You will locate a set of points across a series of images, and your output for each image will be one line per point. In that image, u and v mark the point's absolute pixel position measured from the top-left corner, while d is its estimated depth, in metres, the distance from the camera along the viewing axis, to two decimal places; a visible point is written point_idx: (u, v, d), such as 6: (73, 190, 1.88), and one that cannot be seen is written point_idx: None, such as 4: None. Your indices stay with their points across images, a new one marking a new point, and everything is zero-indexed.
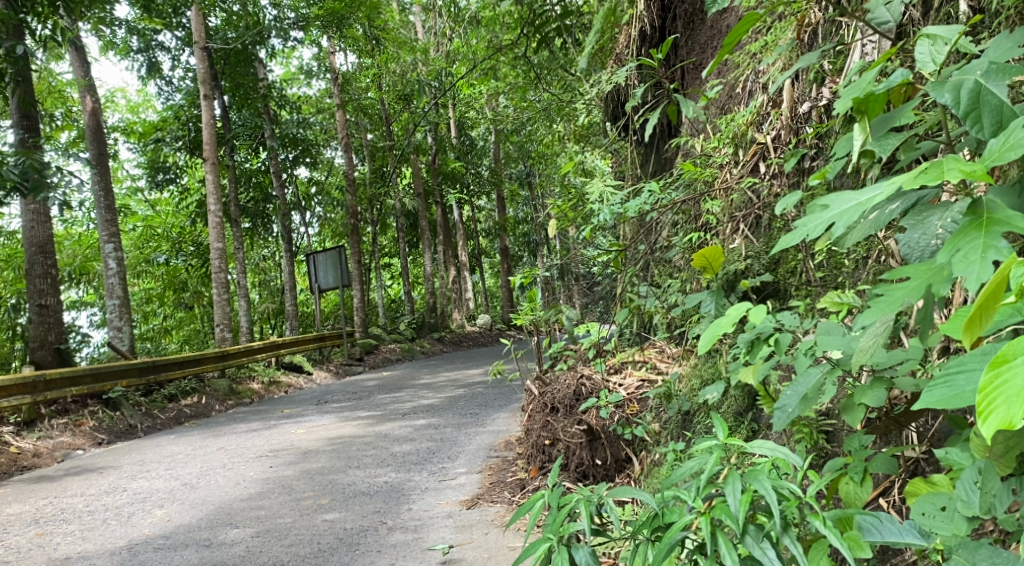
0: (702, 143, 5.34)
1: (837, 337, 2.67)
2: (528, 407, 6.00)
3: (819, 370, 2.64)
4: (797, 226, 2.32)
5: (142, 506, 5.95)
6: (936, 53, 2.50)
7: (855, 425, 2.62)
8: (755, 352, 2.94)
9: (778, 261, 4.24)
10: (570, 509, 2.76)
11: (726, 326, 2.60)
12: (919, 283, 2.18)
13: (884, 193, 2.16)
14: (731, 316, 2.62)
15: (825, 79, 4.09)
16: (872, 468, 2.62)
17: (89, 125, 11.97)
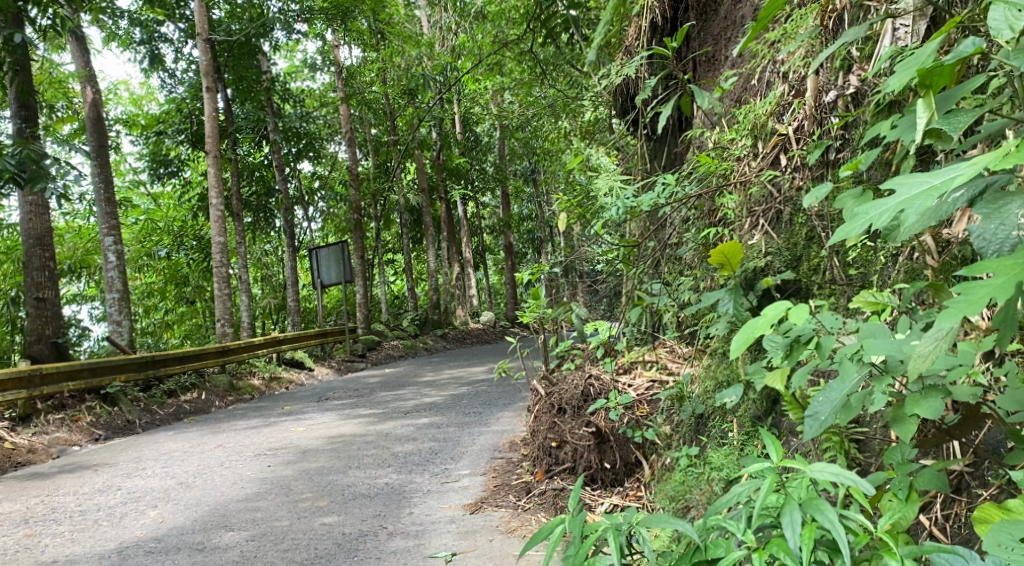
0: (716, 136, 5.14)
1: (885, 341, 2.53)
2: (534, 407, 5.78)
3: (858, 374, 2.51)
4: (858, 214, 2.25)
5: (135, 506, 5.77)
6: (1014, 20, 2.28)
7: (907, 437, 2.48)
8: (793, 355, 2.79)
9: (801, 257, 4.04)
10: (597, 541, 2.64)
11: (767, 326, 2.48)
12: (1005, 280, 2.00)
13: (957, 177, 2.10)
14: (770, 316, 2.50)
15: (852, 67, 3.94)
16: (918, 485, 2.53)
17: (90, 116, 11.77)
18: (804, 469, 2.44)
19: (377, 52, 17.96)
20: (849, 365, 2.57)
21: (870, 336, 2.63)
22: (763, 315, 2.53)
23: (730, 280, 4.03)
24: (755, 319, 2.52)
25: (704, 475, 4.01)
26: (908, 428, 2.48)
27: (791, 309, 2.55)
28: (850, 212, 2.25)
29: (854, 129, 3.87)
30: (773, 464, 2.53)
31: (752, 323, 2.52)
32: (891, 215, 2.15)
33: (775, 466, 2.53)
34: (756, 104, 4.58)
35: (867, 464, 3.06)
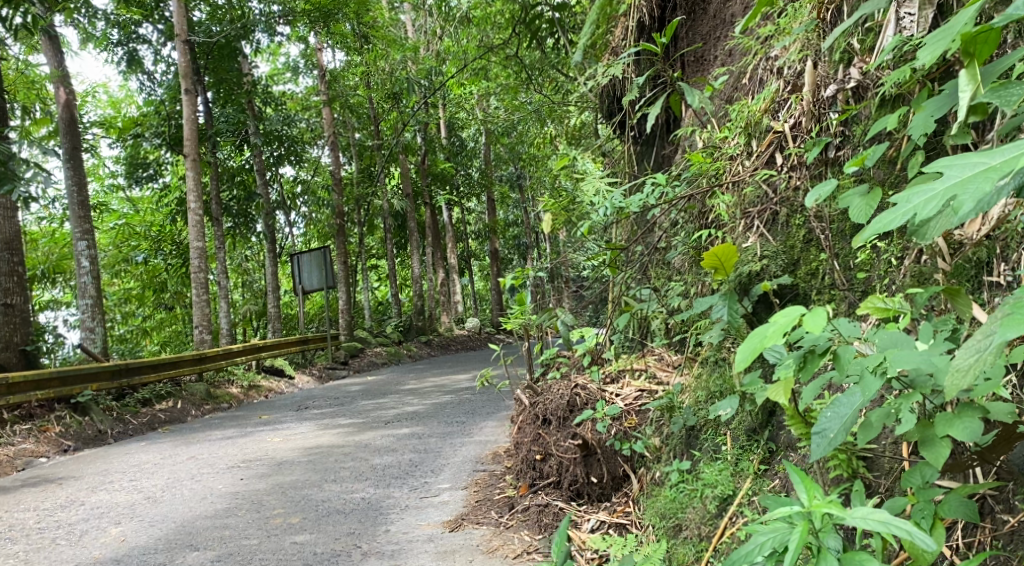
0: (707, 135, 4.91)
1: (911, 351, 2.38)
2: (517, 418, 5.54)
3: (880, 379, 2.36)
4: (899, 201, 2.10)
5: (97, 523, 5.48)
6: None
7: (940, 460, 2.38)
8: (805, 366, 2.56)
9: (798, 261, 3.82)
10: None
11: (779, 332, 2.28)
12: None
13: (1017, 157, 1.93)
14: (782, 322, 2.30)
15: (853, 59, 3.70)
16: (943, 513, 2.46)
17: (63, 117, 11.39)
18: (841, 514, 2.22)
19: (362, 56, 17.67)
20: (872, 378, 2.38)
21: (893, 345, 2.46)
22: (774, 320, 2.33)
23: (724, 285, 3.93)
24: (766, 327, 2.33)
25: (696, 492, 3.77)
26: (938, 452, 2.39)
27: (807, 315, 2.34)
28: (893, 198, 2.09)
29: (854, 125, 3.64)
30: (803, 508, 2.31)
31: (762, 329, 2.33)
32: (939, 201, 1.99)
33: (805, 508, 2.32)
34: (750, 102, 4.35)
35: (876, 484, 2.89)
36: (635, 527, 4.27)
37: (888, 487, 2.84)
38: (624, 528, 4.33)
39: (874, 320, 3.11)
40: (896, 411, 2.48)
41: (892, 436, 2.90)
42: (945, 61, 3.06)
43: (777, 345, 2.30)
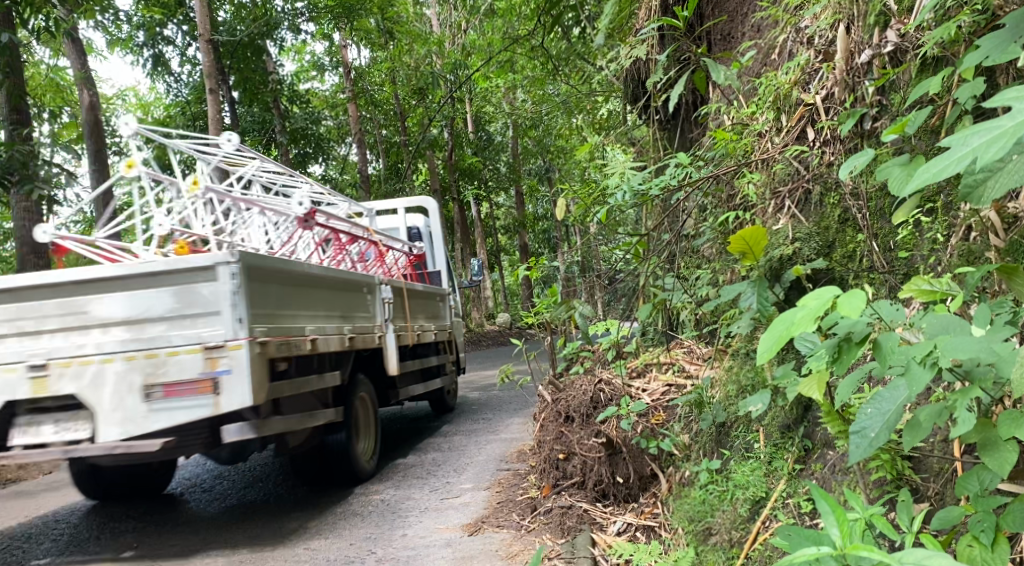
0: (735, 112, 4.61)
1: (966, 337, 2.10)
2: (540, 415, 5.33)
3: (927, 371, 2.10)
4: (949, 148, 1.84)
5: (113, 529, 5.34)
6: None
7: (1002, 469, 2.12)
8: (841, 357, 2.29)
9: (833, 244, 3.53)
10: None
11: (811, 319, 2.05)
12: None
13: None
14: (813, 309, 2.06)
15: (890, 20, 3.35)
16: (1007, 526, 2.18)
17: (87, 119, 10.72)
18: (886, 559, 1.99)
19: (386, 51, 17.38)
20: (919, 370, 2.12)
21: (945, 332, 2.18)
22: (802, 306, 2.10)
23: (753, 271, 3.60)
24: (794, 313, 2.10)
25: (727, 495, 3.51)
26: (1003, 457, 2.14)
27: (841, 300, 2.09)
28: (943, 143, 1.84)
29: (893, 92, 3.36)
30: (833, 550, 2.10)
31: (788, 314, 2.10)
32: (1013, 139, 1.76)
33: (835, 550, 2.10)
34: (779, 74, 4.06)
35: (924, 488, 2.65)
36: (662, 530, 4.03)
37: (938, 492, 2.60)
38: (651, 531, 4.10)
39: (920, 305, 2.84)
40: (949, 409, 2.20)
41: (942, 434, 2.65)
42: (992, 16, 2.75)
43: (805, 331, 2.06)
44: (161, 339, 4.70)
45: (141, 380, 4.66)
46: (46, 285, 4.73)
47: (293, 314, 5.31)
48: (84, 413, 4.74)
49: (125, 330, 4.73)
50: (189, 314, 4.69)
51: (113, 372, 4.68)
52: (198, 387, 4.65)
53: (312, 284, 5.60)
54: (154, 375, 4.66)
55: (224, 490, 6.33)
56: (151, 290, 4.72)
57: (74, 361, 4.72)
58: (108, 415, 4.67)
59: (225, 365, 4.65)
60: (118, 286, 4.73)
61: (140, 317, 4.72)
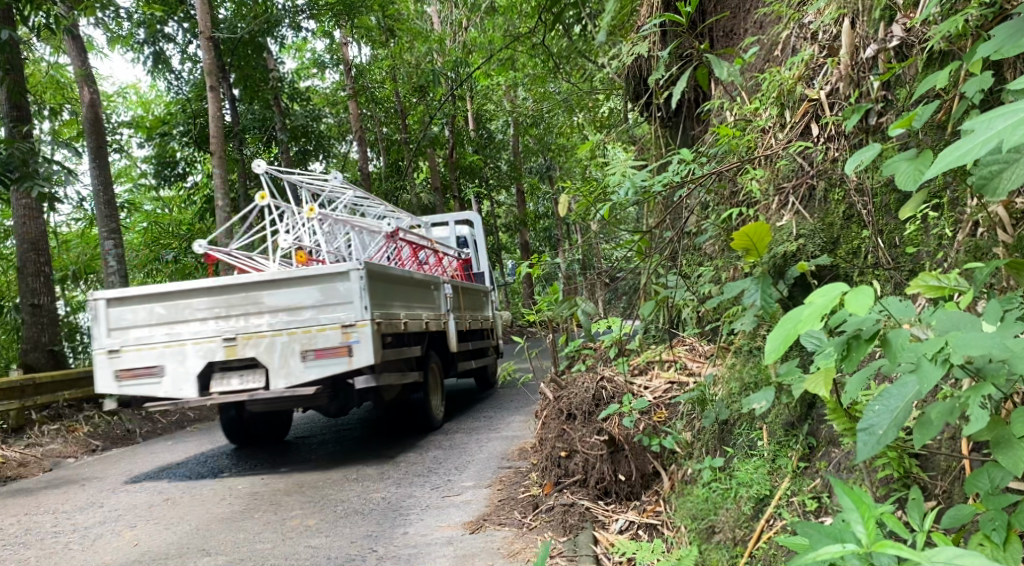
0: (738, 108, 4.58)
1: (978, 333, 2.09)
2: (542, 413, 5.31)
3: (939, 368, 2.08)
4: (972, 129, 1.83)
5: (112, 526, 5.32)
6: None
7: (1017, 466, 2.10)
8: (849, 354, 2.26)
9: (838, 241, 3.51)
10: None
11: (819, 317, 2.00)
12: None
13: None
14: (819, 305, 2.01)
15: (895, 14, 3.35)
16: (1019, 524, 2.16)
17: (88, 116, 10.65)
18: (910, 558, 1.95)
19: (387, 49, 17.34)
20: (930, 367, 2.10)
21: (955, 328, 2.17)
22: (808, 303, 2.05)
23: (757, 267, 3.57)
24: (800, 310, 2.04)
25: (730, 492, 3.48)
26: (1017, 455, 2.12)
27: (848, 295, 2.04)
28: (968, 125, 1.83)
29: (898, 88, 3.34)
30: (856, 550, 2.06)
31: (793, 312, 2.06)
32: None
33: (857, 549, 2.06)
34: (783, 69, 4.04)
35: (931, 486, 2.63)
36: (665, 528, 4.01)
37: (946, 490, 2.58)
38: (653, 529, 4.08)
39: (925, 302, 2.82)
40: (961, 407, 2.18)
41: (949, 431, 2.63)
42: (1000, 9, 2.72)
43: (813, 329, 2.02)
44: (312, 319, 6.36)
45: (300, 349, 6.33)
46: (234, 282, 6.40)
47: (393, 305, 6.95)
48: (260, 370, 6.43)
49: (288, 314, 6.39)
50: (332, 303, 6.36)
51: (281, 343, 6.37)
52: (338, 353, 6.29)
53: (403, 282, 7.18)
54: (307, 344, 6.34)
55: (316, 442, 7.85)
56: (306, 285, 6.39)
57: (254, 335, 6.39)
58: (278, 373, 6.35)
59: (356, 337, 6.29)
60: (283, 282, 6.41)
61: (299, 304, 6.39)
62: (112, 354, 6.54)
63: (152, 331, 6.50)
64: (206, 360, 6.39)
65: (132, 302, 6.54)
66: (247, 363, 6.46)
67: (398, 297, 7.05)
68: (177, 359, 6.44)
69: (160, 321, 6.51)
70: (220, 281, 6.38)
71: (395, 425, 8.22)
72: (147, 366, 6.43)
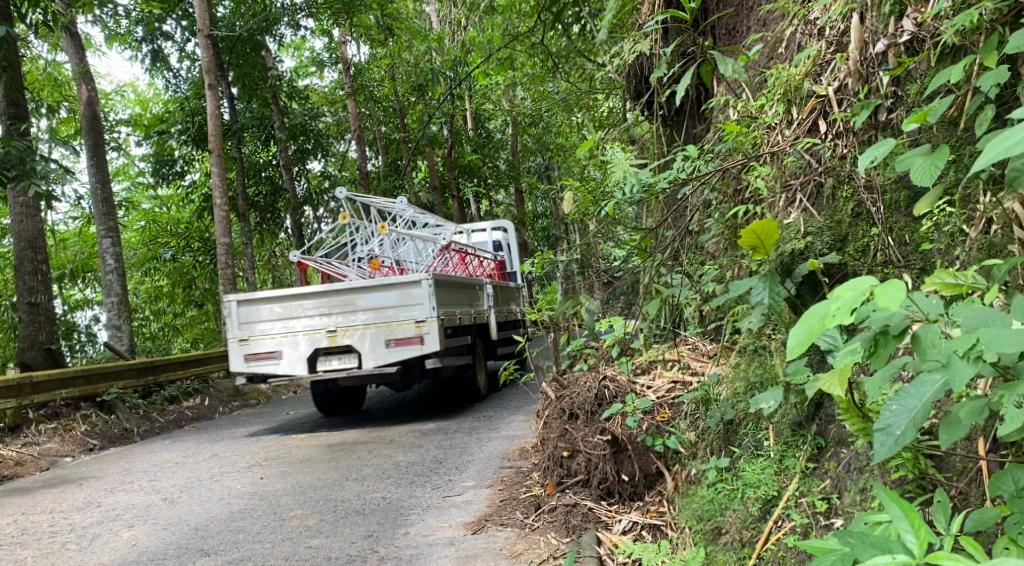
0: (743, 106, 4.53)
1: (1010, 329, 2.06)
2: (544, 412, 5.26)
3: (973, 364, 2.05)
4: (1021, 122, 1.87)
5: (110, 526, 5.27)
6: None
7: None
8: (878, 350, 2.23)
9: (846, 238, 3.46)
10: None
11: (849, 310, 1.95)
12: None
13: None
14: (848, 298, 1.97)
15: (905, 9, 3.32)
16: None
17: (85, 114, 10.57)
18: None
19: (386, 47, 17.27)
20: (963, 365, 2.06)
21: (985, 324, 2.13)
22: (835, 297, 2.01)
23: (764, 265, 3.52)
24: (828, 304, 2.00)
25: (736, 493, 3.44)
26: None
27: (878, 288, 2.00)
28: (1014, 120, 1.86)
29: (908, 83, 3.31)
30: None
31: (820, 306, 2.01)
32: None
33: None
34: (789, 65, 3.99)
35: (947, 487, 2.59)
36: (669, 529, 3.97)
37: (962, 491, 2.54)
38: (657, 530, 4.04)
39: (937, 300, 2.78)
40: (992, 405, 2.15)
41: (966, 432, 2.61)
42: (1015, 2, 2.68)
43: (841, 323, 1.97)
44: (394, 316, 7.98)
45: (384, 338, 7.94)
46: (334, 287, 7.97)
47: (450, 304, 8.47)
48: (354, 354, 8.03)
49: (377, 313, 8.00)
50: (408, 304, 7.95)
51: (370, 334, 7.98)
52: (414, 341, 7.90)
53: (456, 285, 8.69)
54: (390, 334, 7.94)
55: (377, 413, 9.26)
56: (389, 290, 7.98)
57: (350, 327, 8.01)
58: (368, 357, 7.98)
59: (427, 329, 7.88)
60: (372, 288, 7.98)
61: (385, 304, 7.98)
62: (240, 343, 8.20)
63: (268, 325, 8.12)
64: (313, 347, 8.01)
65: (252, 303, 8.17)
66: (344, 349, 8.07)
67: (453, 297, 8.50)
68: (291, 346, 8.07)
69: (274, 317, 8.13)
70: (324, 287, 7.97)
71: (441, 399, 9.63)
72: (269, 350, 8.08)
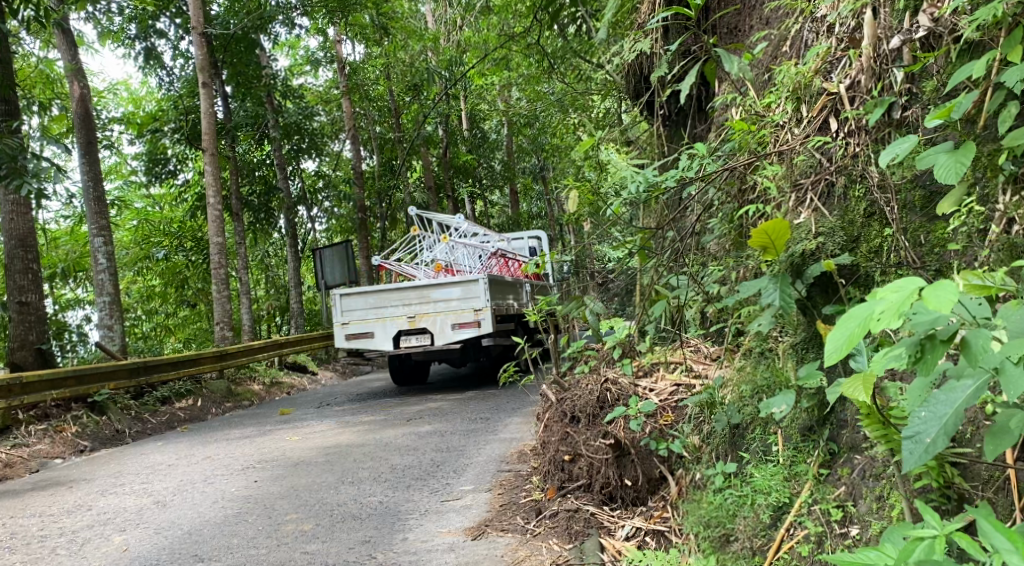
0: (749, 104, 4.44)
1: None
2: (545, 415, 5.17)
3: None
4: None
5: (101, 530, 5.16)
6: None
7: None
8: (923, 357, 2.18)
9: (858, 238, 3.38)
10: None
11: (896, 314, 2.06)
12: None
13: None
14: (895, 302, 2.07)
15: (921, 5, 3.30)
16: None
17: (77, 112, 10.43)
18: None
19: (381, 47, 17.10)
20: (1018, 373, 2.09)
21: None
22: (881, 299, 2.11)
23: (775, 266, 3.45)
24: (876, 306, 2.11)
25: (746, 499, 3.36)
26: None
27: (926, 291, 2.08)
28: None
29: (924, 80, 3.27)
30: None
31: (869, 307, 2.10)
32: None
33: None
34: (798, 63, 3.92)
35: (973, 495, 2.59)
36: (673, 535, 3.90)
37: (990, 500, 2.55)
38: (661, 536, 3.97)
39: None
40: None
41: None
42: None
43: (887, 325, 2.07)
44: (459, 305, 9.90)
45: (451, 322, 9.89)
46: (412, 284, 9.91)
47: (500, 297, 10.36)
48: (427, 334, 10.00)
49: (446, 302, 9.94)
50: (470, 295, 9.86)
51: (441, 319, 9.95)
52: (474, 324, 9.83)
53: (504, 280, 10.49)
54: (455, 319, 9.90)
55: (436, 387, 11.20)
56: (454, 284, 9.88)
57: (424, 313, 9.97)
58: (439, 336, 9.95)
59: (484, 316, 9.78)
60: (441, 283, 9.89)
61: (451, 296, 9.91)
62: (340, 326, 10.22)
63: (360, 311, 10.10)
64: (398, 329, 10.01)
65: (348, 295, 10.18)
66: (420, 330, 10.05)
67: (502, 291, 10.37)
68: (380, 328, 10.08)
69: (364, 306, 10.13)
70: (403, 284, 9.88)
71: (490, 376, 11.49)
72: (363, 332, 10.08)
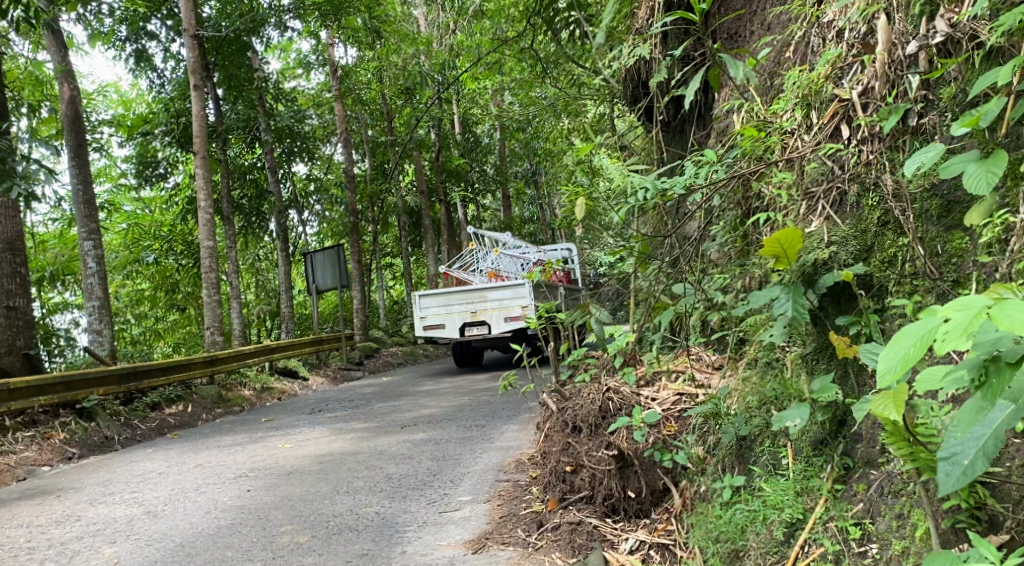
0: (754, 108, 4.37)
1: None
2: (544, 425, 5.07)
3: None
4: None
5: (91, 541, 5.04)
6: None
7: None
8: (987, 380, 2.30)
9: (872, 247, 3.33)
10: None
11: (964, 333, 2.07)
12: None
13: None
14: (961, 321, 2.10)
15: (938, 11, 3.27)
16: None
17: (67, 113, 10.27)
18: None
19: (373, 50, 16.92)
20: None
21: None
22: (946, 317, 2.13)
23: (786, 275, 3.40)
24: (943, 324, 2.13)
25: (756, 514, 3.27)
26: None
27: (995, 307, 2.11)
28: None
29: (941, 87, 3.24)
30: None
31: (933, 326, 2.13)
32: None
33: None
34: (808, 67, 3.85)
35: (1003, 516, 2.58)
36: (677, 549, 3.83)
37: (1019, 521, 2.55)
38: (666, 550, 3.90)
39: None
40: None
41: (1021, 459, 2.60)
42: None
43: (953, 346, 2.09)
44: (514, 302, 11.67)
45: (505, 316, 11.66)
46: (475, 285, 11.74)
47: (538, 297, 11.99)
48: (486, 326, 11.80)
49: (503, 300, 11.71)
50: (522, 294, 11.63)
51: (499, 314, 11.74)
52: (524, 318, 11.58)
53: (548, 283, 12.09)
54: (511, 313, 11.66)
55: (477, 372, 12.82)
56: (511, 286, 11.67)
57: (484, 309, 11.75)
58: (496, 327, 11.72)
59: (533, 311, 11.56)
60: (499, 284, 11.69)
61: (507, 295, 11.68)
62: (418, 319, 12.10)
63: (433, 306, 11.96)
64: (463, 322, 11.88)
65: (424, 295, 12.06)
66: (481, 323, 11.84)
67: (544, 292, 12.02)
68: (450, 321, 11.94)
69: (437, 303, 11.99)
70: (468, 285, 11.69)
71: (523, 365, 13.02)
72: (436, 324, 11.93)
